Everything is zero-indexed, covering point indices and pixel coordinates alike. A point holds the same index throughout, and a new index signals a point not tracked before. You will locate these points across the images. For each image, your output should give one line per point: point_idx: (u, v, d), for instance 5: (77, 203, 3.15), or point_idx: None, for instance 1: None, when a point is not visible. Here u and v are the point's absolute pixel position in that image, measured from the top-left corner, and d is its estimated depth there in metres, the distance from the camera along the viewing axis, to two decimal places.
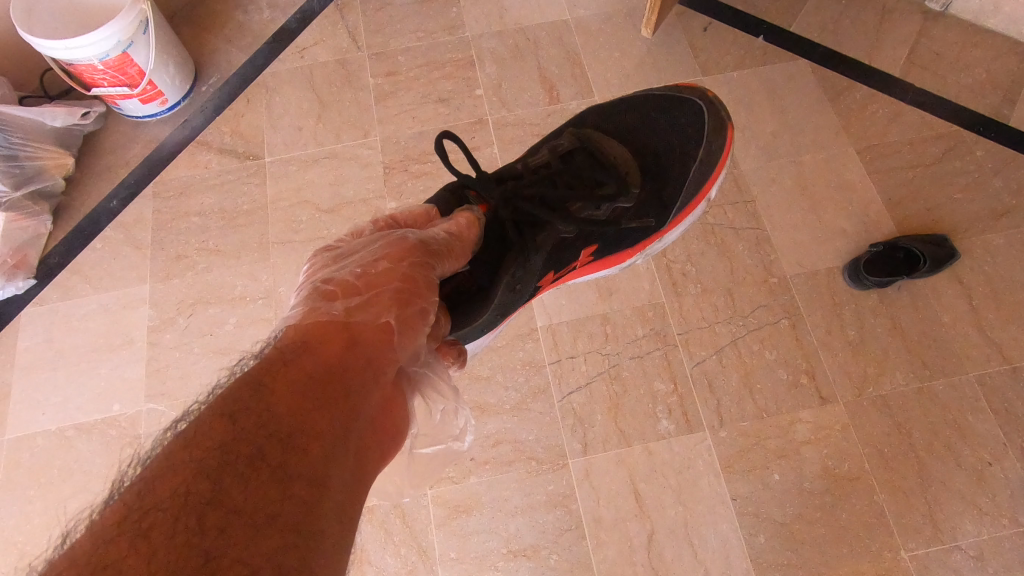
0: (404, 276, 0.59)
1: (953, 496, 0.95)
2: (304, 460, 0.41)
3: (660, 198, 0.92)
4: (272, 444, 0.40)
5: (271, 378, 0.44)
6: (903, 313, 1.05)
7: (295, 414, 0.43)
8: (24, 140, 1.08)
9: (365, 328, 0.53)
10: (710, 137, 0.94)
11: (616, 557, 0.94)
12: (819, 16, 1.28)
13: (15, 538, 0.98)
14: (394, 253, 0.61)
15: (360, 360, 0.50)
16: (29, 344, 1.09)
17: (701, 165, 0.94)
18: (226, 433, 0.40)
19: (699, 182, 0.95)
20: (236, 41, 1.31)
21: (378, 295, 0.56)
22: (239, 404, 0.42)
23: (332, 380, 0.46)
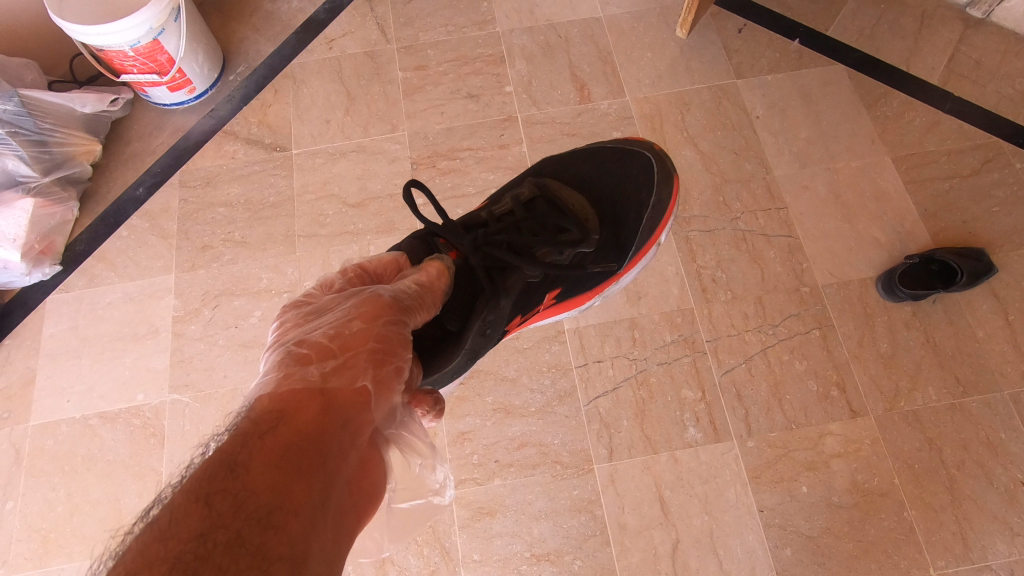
0: (381, 334, 0.55)
1: (984, 516, 0.94)
2: (284, 538, 0.38)
3: (616, 247, 0.88)
4: (251, 528, 0.38)
5: (247, 455, 0.41)
6: (937, 327, 1.03)
7: (272, 491, 0.40)
8: (53, 126, 1.07)
9: (340, 391, 0.49)
10: (655, 188, 0.91)
11: (640, 564, 0.94)
12: (856, 20, 1.25)
13: (39, 525, 0.98)
14: (367, 311, 0.56)
15: (338, 425, 0.46)
16: (54, 331, 1.09)
17: (651, 215, 0.91)
18: (202, 521, 0.37)
19: (653, 228, 0.91)
20: (264, 31, 1.30)
21: (354, 353, 0.52)
22: (214, 486, 0.39)
23: (309, 450, 0.43)
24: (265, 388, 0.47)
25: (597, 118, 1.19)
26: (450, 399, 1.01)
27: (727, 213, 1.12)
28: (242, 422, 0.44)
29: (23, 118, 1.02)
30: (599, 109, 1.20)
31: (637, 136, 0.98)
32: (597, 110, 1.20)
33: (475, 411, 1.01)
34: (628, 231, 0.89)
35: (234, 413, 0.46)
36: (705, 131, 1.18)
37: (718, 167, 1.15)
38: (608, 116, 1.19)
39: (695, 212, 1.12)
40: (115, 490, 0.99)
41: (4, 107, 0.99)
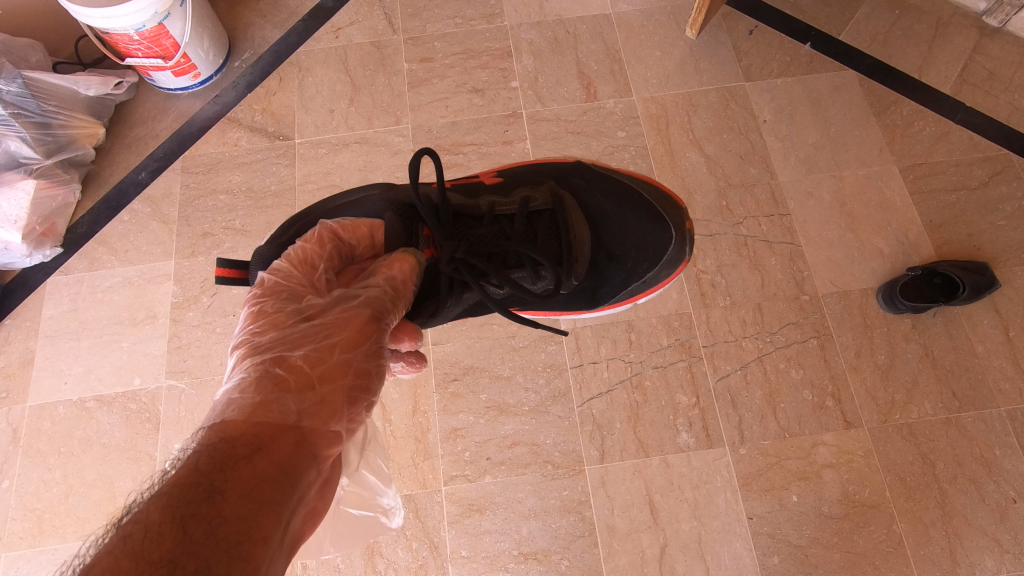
0: (358, 365, 0.54)
1: (974, 532, 0.94)
2: (252, 570, 0.37)
3: (592, 300, 0.89)
4: (219, 558, 0.36)
5: (224, 481, 0.39)
6: (937, 340, 1.03)
7: (243, 520, 0.38)
8: (57, 108, 1.07)
9: (316, 425, 0.48)
10: (662, 265, 0.89)
11: (627, 567, 0.94)
12: (870, 25, 1.23)
13: (34, 505, 0.99)
14: (351, 338, 0.55)
15: (309, 461, 0.46)
16: (54, 312, 1.10)
17: (640, 282, 0.89)
18: (175, 545, 0.36)
19: (640, 294, 0.92)
20: (270, 17, 1.29)
21: (331, 383, 0.51)
22: (189, 508, 0.38)
23: (283, 481, 0.42)
24: (240, 409, 0.46)
25: (602, 117, 1.18)
26: (444, 395, 1.01)
27: (730, 218, 1.11)
28: (215, 443, 0.43)
29: (26, 99, 1.02)
30: (605, 108, 1.19)
31: (680, 199, 0.94)
32: (603, 108, 1.19)
33: (469, 407, 1.01)
34: (609, 287, 0.88)
35: (207, 427, 0.45)
36: (711, 134, 1.17)
37: (723, 171, 1.14)
38: (614, 115, 1.18)
39: (697, 216, 1.11)
40: (109, 473, 1.00)
41: (7, 88, 1.00)
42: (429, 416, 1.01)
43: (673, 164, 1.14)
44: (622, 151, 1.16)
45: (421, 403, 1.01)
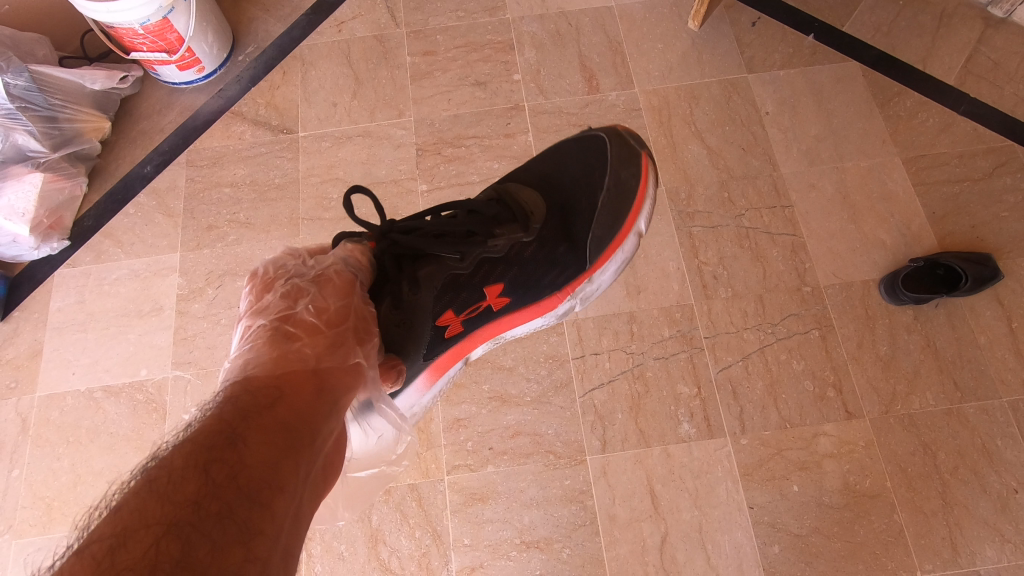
0: (359, 318, 0.59)
1: (975, 522, 0.94)
2: (272, 513, 0.40)
3: (575, 245, 0.82)
4: (241, 500, 0.40)
5: (248, 429, 0.43)
6: (939, 331, 1.03)
7: (267, 467, 0.42)
8: (63, 102, 1.08)
9: (331, 374, 0.52)
10: (622, 175, 0.83)
11: (628, 556, 0.95)
12: (873, 16, 1.23)
13: (43, 493, 1.00)
14: (347, 299, 0.59)
15: (326, 409, 0.50)
16: (61, 304, 1.11)
17: (608, 199, 0.82)
18: (200, 486, 0.39)
19: (621, 220, 0.84)
20: (274, 12, 1.30)
21: (338, 333, 0.56)
22: (212, 455, 0.41)
23: (301, 430, 0.46)
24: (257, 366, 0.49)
25: (604, 109, 1.18)
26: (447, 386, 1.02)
27: (731, 210, 1.11)
28: (236, 395, 0.46)
29: (32, 93, 1.03)
30: (607, 100, 1.19)
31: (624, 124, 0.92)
32: (605, 101, 1.19)
33: (471, 398, 1.02)
34: (579, 223, 0.82)
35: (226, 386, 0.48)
36: (713, 126, 1.17)
37: (725, 163, 1.14)
38: (616, 108, 1.18)
39: (699, 208, 1.11)
40: (117, 462, 1.01)
41: (14, 82, 1.01)
42: (432, 408, 1.01)
43: (675, 156, 1.15)
44: None
45: None
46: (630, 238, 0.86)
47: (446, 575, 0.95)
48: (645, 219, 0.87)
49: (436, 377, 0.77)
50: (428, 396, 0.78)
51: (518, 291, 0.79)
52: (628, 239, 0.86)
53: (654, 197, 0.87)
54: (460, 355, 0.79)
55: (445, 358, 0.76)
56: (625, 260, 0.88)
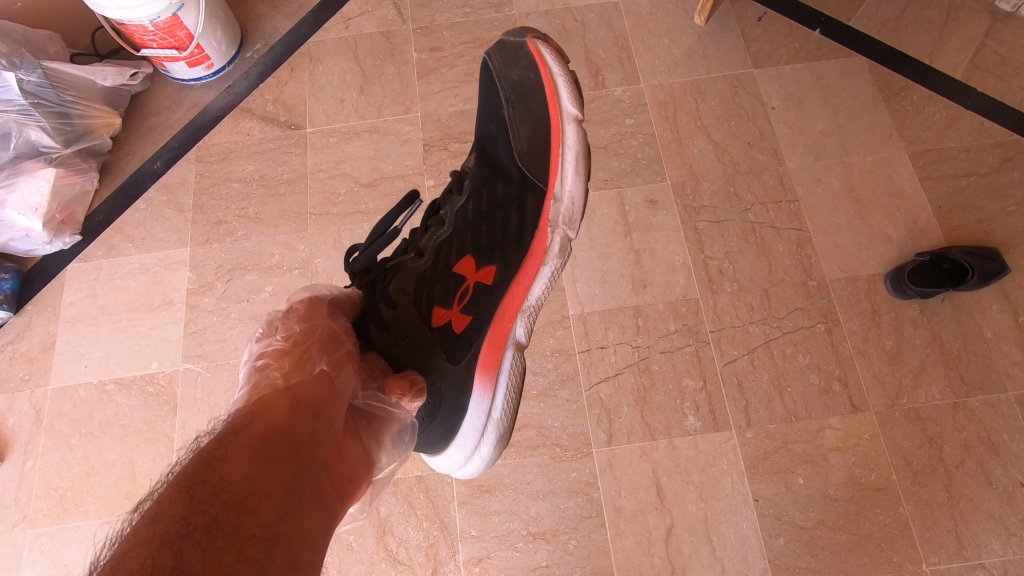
0: (330, 332, 0.59)
1: (980, 515, 0.95)
2: (256, 521, 0.41)
3: (513, 176, 0.81)
4: (223, 514, 0.40)
5: (224, 450, 0.43)
6: (945, 325, 1.03)
7: (247, 480, 0.42)
8: (75, 98, 1.09)
9: (305, 385, 0.52)
10: (519, 80, 0.82)
11: (634, 547, 0.95)
12: (880, 11, 1.23)
13: (57, 484, 1.02)
14: (313, 322, 0.60)
15: (307, 417, 0.49)
16: (73, 298, 1.13)
17: (512, 108, 0.81)
18: (184, 507, 0.40)
19: (543, 127, 0.81)
20: (281, 9, 1.30)
21: (306, 349, 0.56)
22: (193, 477, 0.41)
23: (281, 440, 0.46)
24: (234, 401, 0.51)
25: (610, 104, 1.19)
26: None
27: (737, 205, 1.11)
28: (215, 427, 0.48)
29: (45, 90, 1.04)
30: (613, 96, 1.19)
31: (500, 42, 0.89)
32: (611, 96, 1.19)
33: None
34: (502, 152, 0.81)
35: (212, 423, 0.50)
36: (718, 121, 1.17)
37: (730, 158, 1.14)
38: (621, 103, 1.19)
39: (704, 202, 1.12)
40: (129, 454, 1.03)
41: (27, 78, 1.02)
42: None
43: (681, 152, 1.15)
44: (630, 139, 1.16)
45: None
46: (566, 132, 0.81)
47: (453, 565, 0.96)
48: (569, 101, 0.81)
49: (493, 377, 0.77)
50: (501, 399, 0.77)
51: (491, 253, 0.78)
52: (566, 130, 0.82)
53: (564, 73, 0.81)
54: (503, 344, 0.78)
55: (485, 354, 0.76)
56: (581, 157, 0.83)
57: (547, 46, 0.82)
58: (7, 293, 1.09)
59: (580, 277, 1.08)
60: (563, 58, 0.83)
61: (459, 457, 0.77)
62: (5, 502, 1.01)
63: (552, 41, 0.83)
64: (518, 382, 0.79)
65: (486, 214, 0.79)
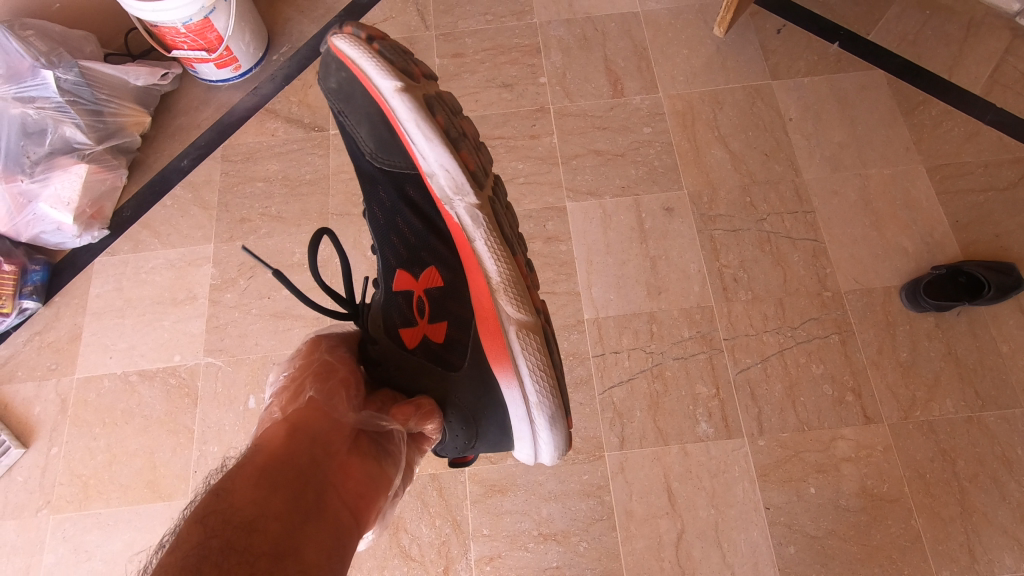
0: (326, 364, 0.63)
1: (992, 529, 0.95)
2: (268, 538, 0.41)
3: (381, 176, 0.72)
4: (235, 534, 0.41)
5: (232, 480, 0.45)
6: (960, 339, 1.03)
7: (255, 503, 0.43)
8: (108, 97, 1.13)
9: (300, 414, 0.54)
10: (335, 87, 0.70)
11: (644, 551, 0.96)
12: (900, 25, 1.23)
13: (81, 472, 1.04)
14: (307, 362, 0.63)
15: (306, 443, 0.51)
16: (100, 291, 1.16)
17: (343, 114, 0.71)
18: (199, 534, 0.40)
19: (376, 117, 0.68)
20: (308, 13, 1.33)
21: (302, 382, 0.60)
22: (204, 508, 0.43)
23: (283, 465, 0.48)
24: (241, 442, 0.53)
25: (629, 113, 1.20)
26: None
27: (753, 214, 1.12)
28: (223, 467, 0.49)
29: (81, 88, 1.08)
30: (632, 104, 1.21)
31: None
32: (629, 105, 1.21)
33: None
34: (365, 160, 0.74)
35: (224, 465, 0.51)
36: (736, 131, 1.18)
37: (747, 168, 1.15)
38: (640, 112, 1.20)
39: (721, 211, 1.13)
40: (150, 444, 1.05)
41: (65, 76, 1.06)
42: None
43: (698, 160, 1.16)
44: (647, 147, 1.17)
45: None
46: (394, 108, 0.65)
47: (465, 563, 0.97)
48: (378, 74, 0.65)
49: (510, 366, 0.64)
50: (531, 382, 0.63)
51: (423, 257, 0.73)
52: (392, 105, 0.65)
53: (364, 51, 0.66)
54: (497, 328, 0.64)
55: (488, 347, 0.66)
56: (427, 112, 0.65)
57: (343, 36, 0.68)
58: (37, 284, 1.12)
59: (596, 282, 1.09)
60: (364, 39, 0.68)
61: (528, 450, 0.68)
62: (30, 487, 1.04)
63: (349, 22, 0.69)
64: (540, 358, 0.64)
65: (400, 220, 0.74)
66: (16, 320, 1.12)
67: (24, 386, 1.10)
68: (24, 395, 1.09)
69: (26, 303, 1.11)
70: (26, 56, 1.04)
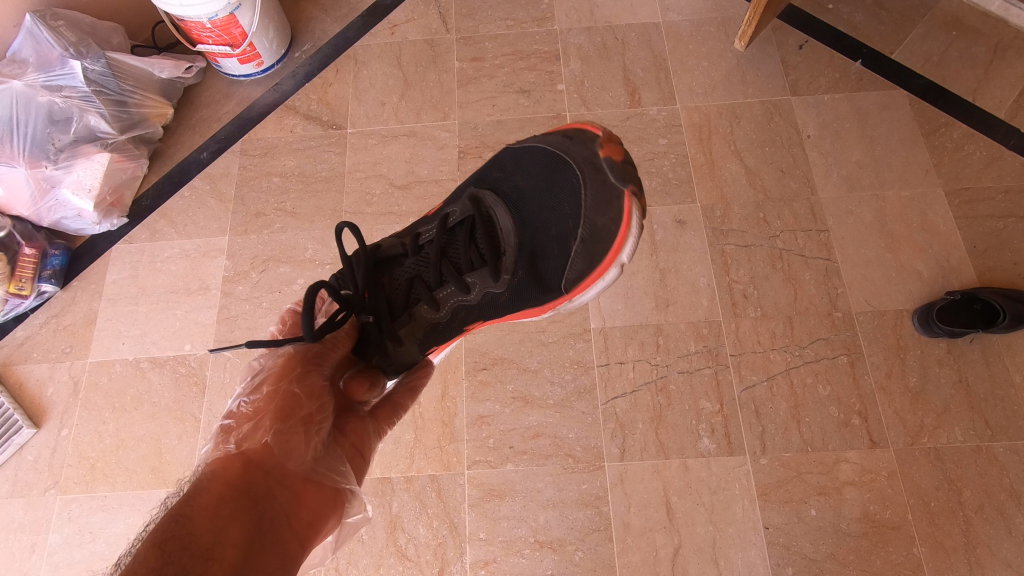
0: (289, 396, 0.60)
1: (997, 562, 0.93)
2: (222, 566, 0.43)
3: (545, 287, 0.80)
4: (192, 560, 0.42)
5: (190, 508, 0.46)
6: (972, 367, 1.01)
7: (211, 531, 0.45)
8: (133, 88, 1.15)
9: (260, 447, 0.54)
10: (591, 220, 0.76)
11: (640, 564, 0.96)
12: (924, 45, 1.22)
13: (88, 454, 1.06)
14: (274, 377, 0.62)
15: (263, 474, 0.52)
16: (116, 278, 1.18)
17: (578, 241, 0.77)
18: (155, 560, 0.42)
19: (594, 266, 0.78)
20: (331, 12, 1.35)
21: (262, 417, 0.57)
22: (165, 533, 0.44)
23: (239, 496, 0.49)
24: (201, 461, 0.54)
25: (645, 123, 1.20)
26: (473, 383, 1.05)
27: (766, 231, 1.11)
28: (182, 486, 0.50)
29: (107, 79, 1.11)
30: (648, 115, 1.21)
31: (593, 128, 0.81)
32: (646, 115, 1.21)
33: (496, 397, 1.04)
34: (553, 269, 0.79)
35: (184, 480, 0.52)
36: (753, 146, 1.17)
37: (762, 184, 1.14)
38: (656, 123, 1.20)
39: (733, 226, 1.12)
40: (157, 431, 1.07)
41: (92, 66, 1.09)
42: (457, 402, 1.04)
43: (713, 174, 1.16)
44: (662, 158, 1.17)
45: (450, 389, 1.05)
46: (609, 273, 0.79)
47: (460, 566, 0.97)
48: (628, 251, 0.78)
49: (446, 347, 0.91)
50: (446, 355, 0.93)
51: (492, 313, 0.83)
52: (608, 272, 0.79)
53: (637, 235, 0.77)
54: None
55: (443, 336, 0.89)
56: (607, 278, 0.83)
57: (637, 207, 0.76)
58: (55, 268, 1.15)
59: (604, 292, 1.09)
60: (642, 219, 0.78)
61: None
62: (39, 467, 1.06)
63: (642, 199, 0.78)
64: None
65: (519, 298, 0.80)
66: (34, 302, 1.14)
67: (38, 367, 1.12)
68: (38, 375, 1.12)
69: (44, 286, 1.13)
70: (56, 46, 1.07)
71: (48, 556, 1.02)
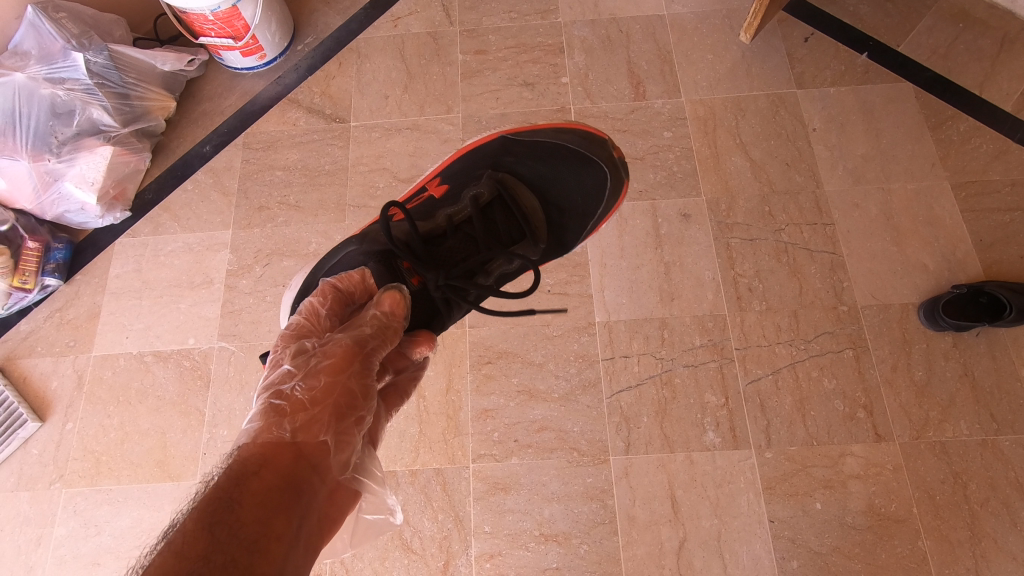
0: (346, 391, 0.60)
1: (1002, 556, 0.93)
2: (268, 561, 0.45)
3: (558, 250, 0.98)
4: (241, 552, 0.45)
5: (240, 493, 0.48)
6: (977, 360, 1.01)
7: (258, 523, 0.47)
8: (135, 81, 1.15)
9: (311, 441, 0.55)
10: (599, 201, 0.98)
11: (645, 557, 0.96)
12: (931, 37, 1.21)
13: (93, 448, 1.07)
14: (334, 366, 0.61)
15: (308, 470, 0.54)
16: (120, 271, 1.17)
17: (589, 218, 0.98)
18: (206, 544, 0.44)
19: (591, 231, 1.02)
20: (334, 4, 1.34)
21: (320, 411, 0.57)
22: (214, 517, 0.46)
23: (285, 491, 0.50)
24: (249, 438, 0.54)
25: (649, 116, 1.19)
26: (477, 376, 1.05)
27: (771, 224, 1.11)
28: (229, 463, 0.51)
29: (110, 71, 1.11)
30: (653, 108, 1.20)
31: (600, 133, 0.97)
32: (651, 108, 1.20)
33: (500, 390, 1.04)
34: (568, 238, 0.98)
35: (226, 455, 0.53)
36: (758, 139, 1.17)
37: (767, 177, 1.14)
38: (661, 115, 1.19)
39: (738, 220, 1.12)
40: (162, 424, 1.07)
41: (94, 59, 1.09)
42: (461, 396, 1.04)
43: (717, 167, 1.15)
44: (667, 151, 1.17)
45: (455, 382, 1.04)
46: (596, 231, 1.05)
47: (465, 559, 0.97)
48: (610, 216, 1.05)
49: None
50: None
51: None
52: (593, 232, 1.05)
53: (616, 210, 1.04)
54: None
55: None
56: None
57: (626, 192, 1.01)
58: (59, 262, 1.15)
59: (608, 286, 1.08)
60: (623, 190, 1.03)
61: None
62: (43, 460, 1.06)
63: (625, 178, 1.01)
64: None
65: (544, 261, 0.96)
66: (38, 296, 1.14)
67: (42, 361, 1.12)
68: (43, 369, 1.11)
69: (48, 280, 1.13)
70: (58, 38, 1.06)
71: (54, 549, 1.02)
